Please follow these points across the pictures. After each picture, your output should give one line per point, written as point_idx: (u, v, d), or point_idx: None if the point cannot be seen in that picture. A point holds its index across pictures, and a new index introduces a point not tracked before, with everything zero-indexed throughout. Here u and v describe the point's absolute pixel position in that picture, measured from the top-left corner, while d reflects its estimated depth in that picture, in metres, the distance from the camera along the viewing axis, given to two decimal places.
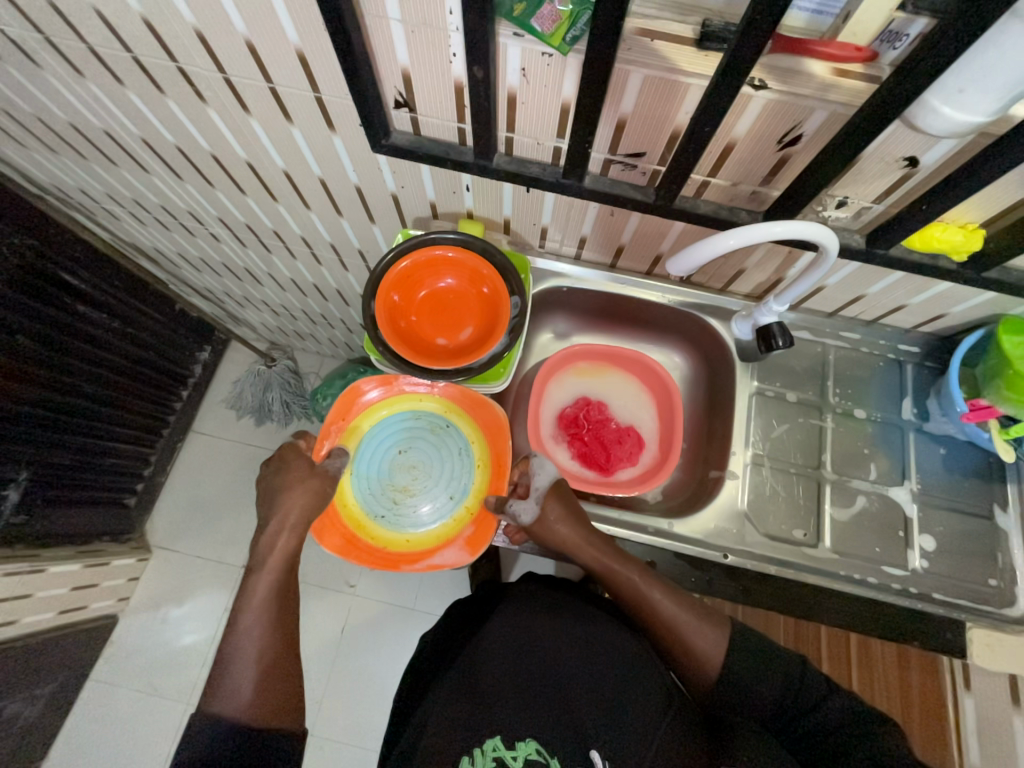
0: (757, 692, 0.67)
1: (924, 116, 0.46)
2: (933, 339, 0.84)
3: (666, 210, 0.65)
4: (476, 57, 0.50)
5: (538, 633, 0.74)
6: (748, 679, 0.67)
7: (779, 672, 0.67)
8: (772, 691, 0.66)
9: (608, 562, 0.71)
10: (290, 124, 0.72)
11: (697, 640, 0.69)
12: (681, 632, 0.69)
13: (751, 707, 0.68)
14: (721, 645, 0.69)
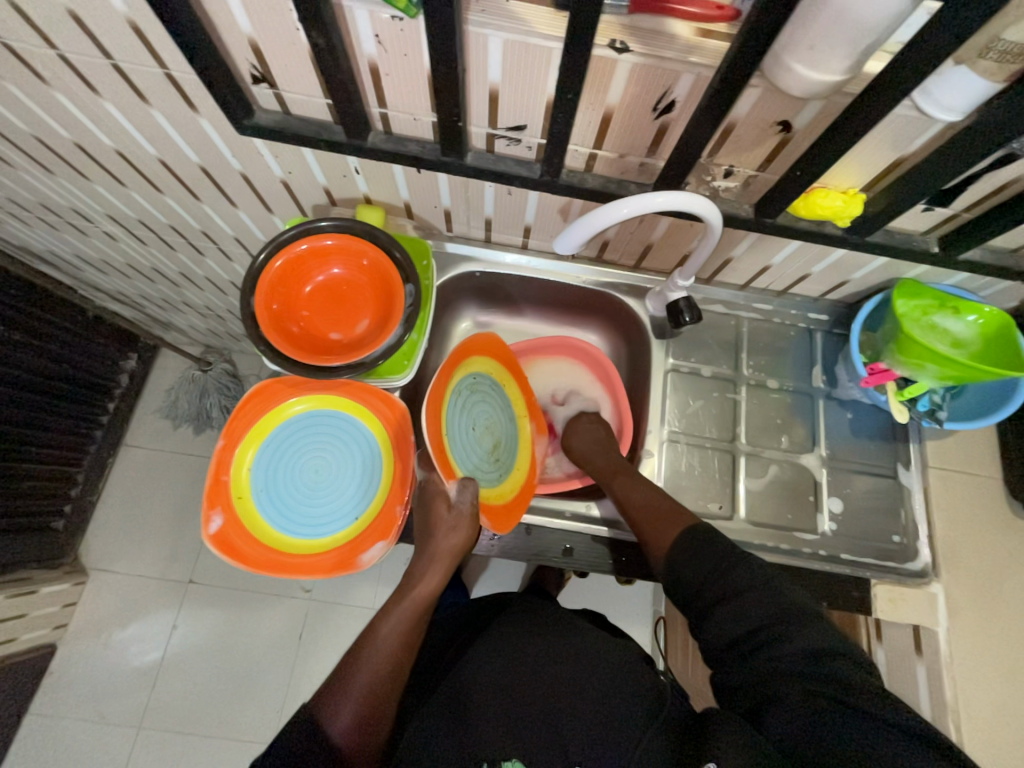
0: (686, 576, 0.62)
1: (782, 75, 0.45)
2: (840, 307, 0.85)
3: (555, 186, 0.63)
4: (312, 23, 0.46)
5: (522, 652, 0.73)
6: (679, 561, 0.63)
7: (715, 556, 0.62)
8: (697, 575, 0.61)
9: (594, 463, 0.78)
10: (149, 106, 0.66)
11: (656, 528, 0.67)
12: (643, 520, 0.68)
13: (683, 603, 0.62)
14: (673, 536, 0.65)
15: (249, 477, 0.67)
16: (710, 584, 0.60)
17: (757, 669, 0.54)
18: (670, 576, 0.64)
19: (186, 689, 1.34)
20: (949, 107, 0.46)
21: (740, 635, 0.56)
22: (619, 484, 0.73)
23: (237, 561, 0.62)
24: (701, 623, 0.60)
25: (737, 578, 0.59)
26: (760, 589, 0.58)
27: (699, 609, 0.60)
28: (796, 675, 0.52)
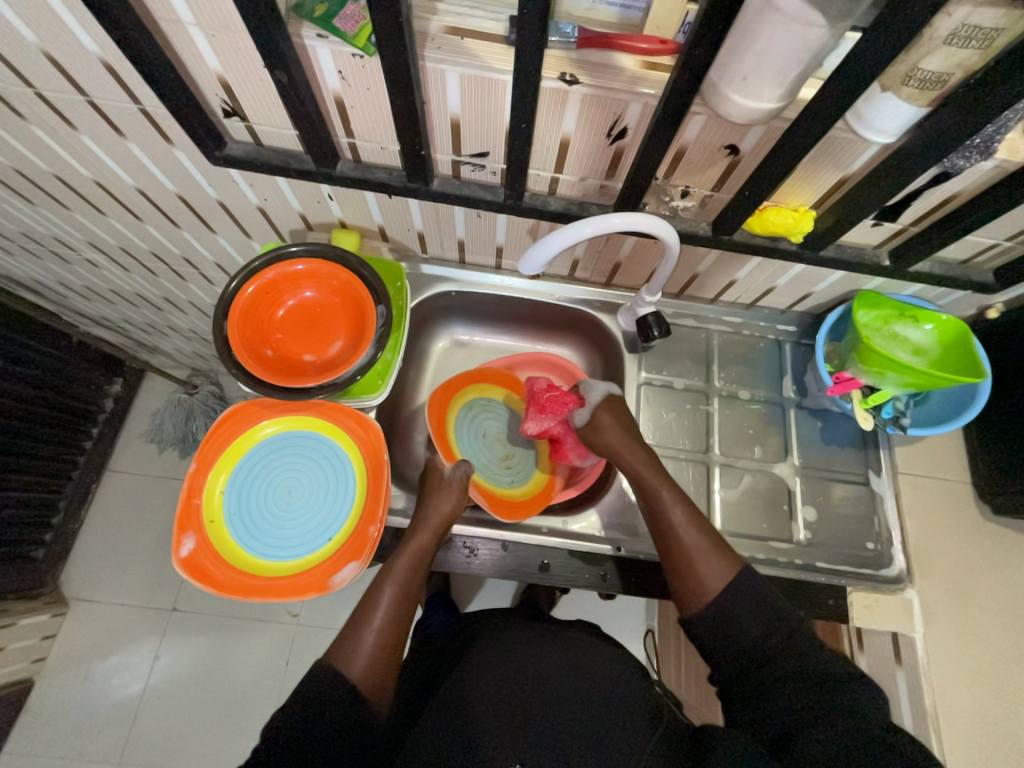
0: (741, 625, 0.60)
1: (721, 103, 0.48)
2: (807, 318, 0.88)
3: (519, 209, 0.66)
4: (274, 61, 0.48)
5: (526, 668, 0.70)
6: (732, 603, 0.61)
7: (768, 605, 0.61)
8: (752, 625, 0.60)
9: (637, 465, 0.71)
10: (125, 139, 0.68)
11: (708, 563, 0.64)
12: (696, 554, 0.64)
13: (720, 645, 0.61)
14: (729, 576, 0.63)
15: (222, 500, 0.67)
16: (763, 635, 0.59)
17: (796, 712, 0.53)
18: (716, 613, 0.61)
19: (169, 721, 1.30)
20: (882, 129, 0.49)
21: (791, 685, 0.55)
22: (673, 505, 0.68)
23: (212, 585, 0.62)
24: (743, 671, 0.58)
25: (788, 627, 0.59)
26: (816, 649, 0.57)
27: (746, 659, 0.58)
28: (835, 715, 0.51)
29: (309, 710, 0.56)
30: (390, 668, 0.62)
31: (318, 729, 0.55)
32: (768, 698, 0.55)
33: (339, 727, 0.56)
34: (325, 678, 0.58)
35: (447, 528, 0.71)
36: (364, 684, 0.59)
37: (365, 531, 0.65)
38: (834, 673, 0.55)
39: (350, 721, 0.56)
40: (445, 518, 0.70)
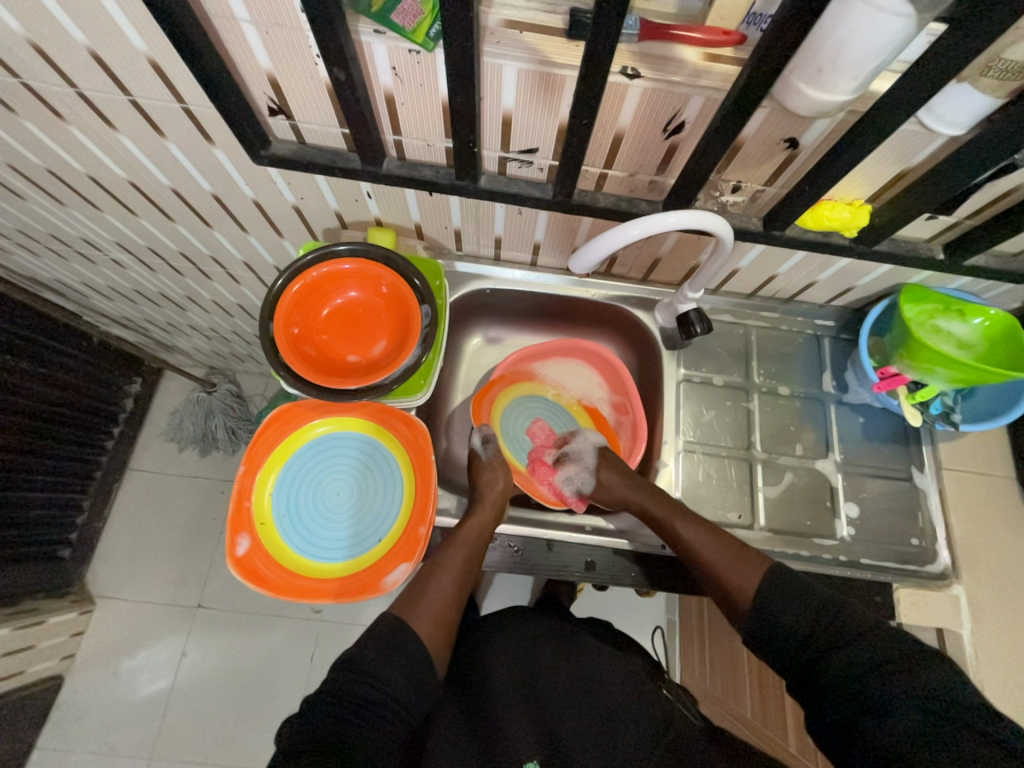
0: (784, 624, 0.58)
1: (790, 96, 0.47)
2: (846, 312, 0.87)
3: (567, 205, 0.65)
4: (333, 59, 0.47)
5: (545, 660, 0.68)
6: (773, 606, 0.59)
7: (814, 601, 0.58)
8: (799, 621, 0.57)
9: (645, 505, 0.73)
10: (165, 138, 0.67)
11: (734, 575, 0.63)
12: (723, 569, 0.64)
13: (775, 651, 0.58)
14: (758, 579, 0.62)
15: (271, 502, 0.67)
16: (813, 633, 0.56)
17: (861, 712, 0.50)
18: (762, 626, 0.59)
19: (198, 716, 1.32)
20: (952, 121, 0.48)
21: (856, 687, 0.51)
22: (684, 530, 0.68)
23: (268, 588, 0.62)
24: (805, 665, 0.56)
25: (844, 625, 0.55)
26: (872, 640, 0.53)
27: (804, 655, 0.56)
28: (912, 707, 0.48)
29: (382, 647, 0.57)
30: (448, 631, 0.63)
31: (391, 664, 0.56)
32: (832, 695, 0.52)
33: (408, 670, 0.56)
34: (392, 624, 0.60)
35: (506, 503, 0.74)
36: (428, 640, 0.60)
37: (415, 532, 0.65)
38: (902, 655, 0.52)
39: (415, 667, 0.57)
40: (500, 501, 0.74)
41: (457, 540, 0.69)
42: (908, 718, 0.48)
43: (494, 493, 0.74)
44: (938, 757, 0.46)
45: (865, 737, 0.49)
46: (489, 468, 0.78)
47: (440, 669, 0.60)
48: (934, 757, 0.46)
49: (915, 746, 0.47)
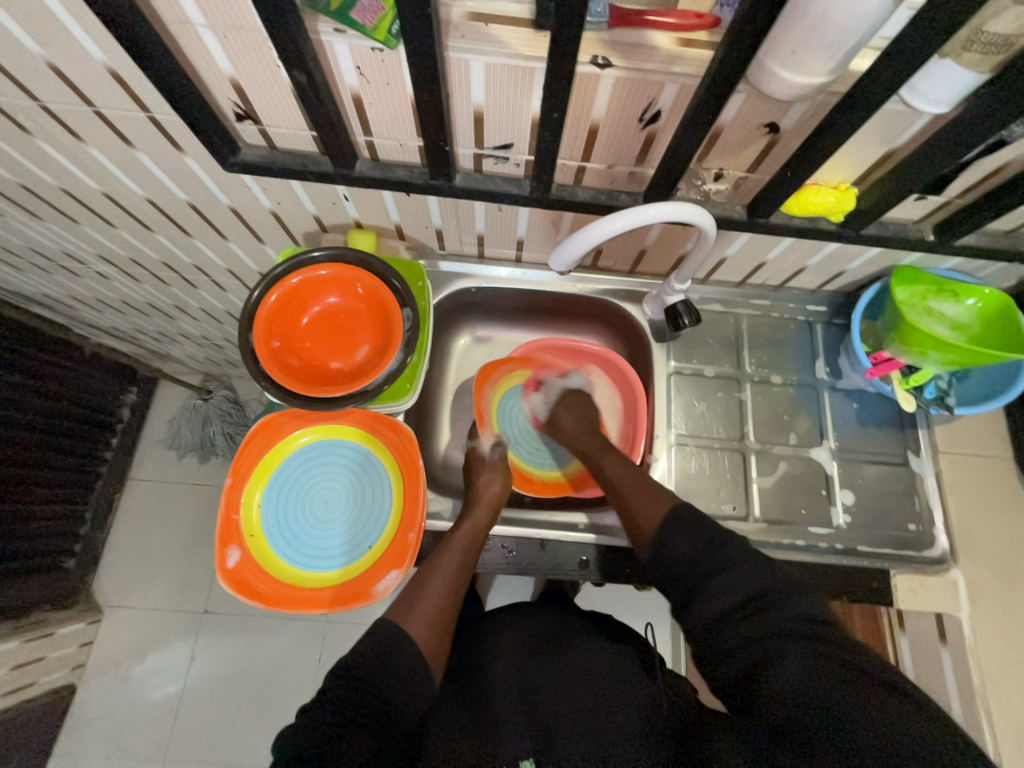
0: (674, 549, 0.59)
1: (767, 80, 0.46)
2: (838, 297, 0.85)
3: (546, 200, 0.63)
4: (292, 62, 0.46)
5: (539, 657, 0.68)
6: (669, 531, 0.60)
7: (704, 531, 0.59)
8: (689, 548, 0.58)
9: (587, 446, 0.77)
10: (134, 148, 0.65)
11: (643, 505, 0.64)
12: (636, 500, 0.65)
13: (665, 575, 0.59)
14: (665, 509, 0.62)
15: (259, 515, 0.67)
16: (698, 561, 0.57)
17: (752, 647, 0.51)
18: (657, 553, 0.60)
19: (210, 718, 1.33)
20: (937, 99, 0.47)
21: (743, 623, 0.52)
22: (611, 469, 0.71)
23: (262, 601, 0.62)
24: (690, 597, 0.56)
25: (729, 550, 0.57)
26: (750, 573, 0.55)
27: (689, 577, 0.57)
28: (790, 637, 0.50)
29: (377, 655, 0.57)
30: (445, 634, 0.63)
31: (385, 672, 0.56)
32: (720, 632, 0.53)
33: (402, 676, 0.56)
34: (388, 632, 0.59)
35: (501, 503, 0.74)
36: (424, 644, 0.60)
37: (404, 537, 0.65)
38: (779, 587, 0.54)
39: (411, 672, 0.57)
40: (495, 502, 0.73)
41: (450, 543, 0.69)
42: (788, 648, 0.49)
43: (488, 493, 0.74)
44: (820, 689, 0.47)
45: (753, 672, 0.50)
46: (486, 469, 0.78)
47: (436, 671, 0.59)
48: (810, 689, 0.47)
49: (797, 678, 0.48)
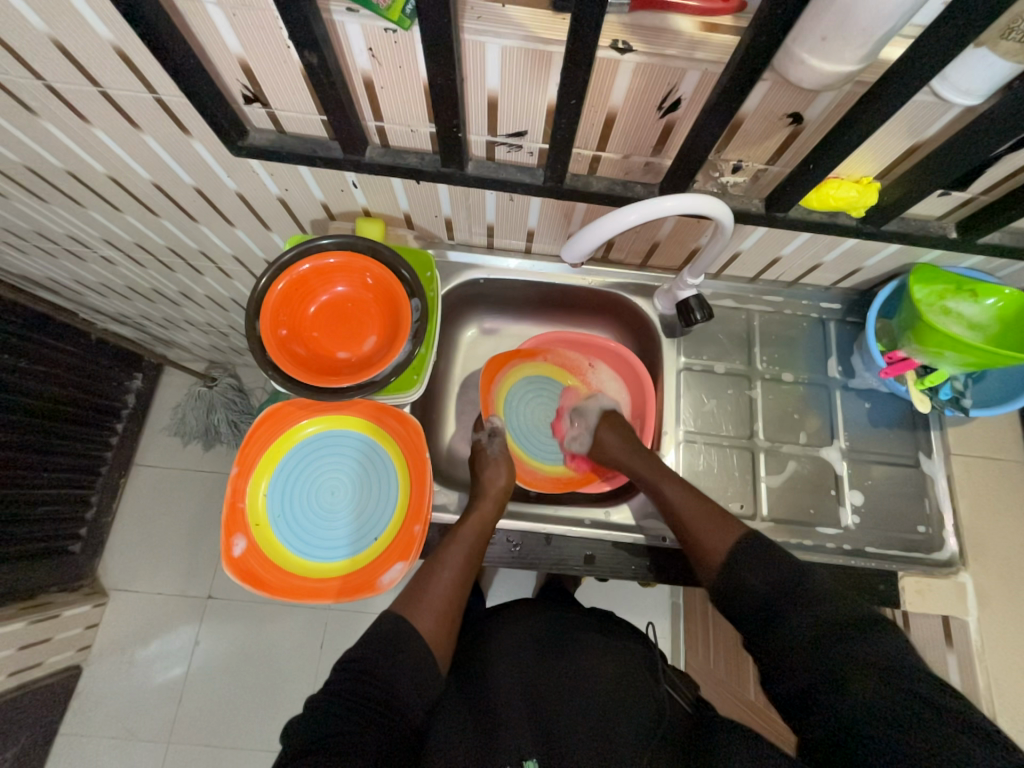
0: (748, 585, 0.58)
1: (793, 68, 0.44)
2: (853, 294, 0.84)
3: (559, 191, 0.62)
4: (303, 42, 0.44)
5: (543, 652, 0.68)
6: (742, 565, 0.59)
7: (783, 566, 0.58)
8: (766, 585, 0.57)
9: (634, 465, 0.74)
10: (141, 131, 0.64)
11: (708, 536, 0.63)
12: (697, 527, 0.64)
13: (739, 611, 0.59)
14: (732, 543, 0.61)
15: (265, 504, 0.67)
16: (778, 598, 0.56)
17: (821, 673, 0.51)
18: (728, 586, 0.60)
19: (214, 701, 1.35)
20: (969, 91, 0.45)
21: (812, 644, 0.52)
22: (671, 493, 0.68)
23: (267, 589, 0.62)
24: (767, 629, 0.56)
25: (808, 590, 0.56)
26: (834, 605, 0.54)
27: (765, 617, 0.56)
28: (870, 670, 0.49)
29: (381, 648, 0.57)
30: (450, 627, 0.63)
31: (392, 666, 0.55)
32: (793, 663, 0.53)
33: (407, 671, 0.56)
34: (394, 623, 0.59)
35: (508, 495, 0.74)
36: (430, 636, 0.60)
37: (410, 530, 0.65)
38: (862, 620, 0.53)
39: (416, 665, 0.57)
40: (502, 495, 0.73)
41: (457, 536, 0.68)
42: (868, 678, 0.49)
43: (495, 486, 0.74)
44: (896, 720, 0.46)
45: (820, 697, 0.50)
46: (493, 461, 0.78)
47: (442, 663, 0.59)
48: (886, 717, 0.47)
49: (873, 705, 0.47)
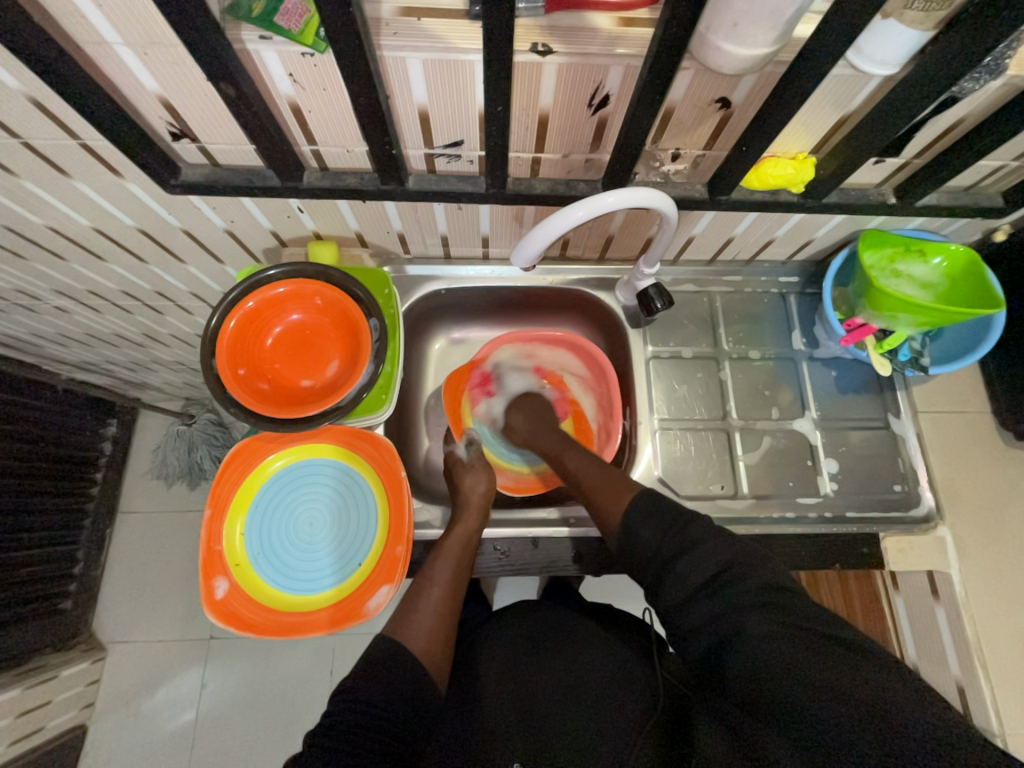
0: (636, 535, 0.56)
1: (711, 55, 0.44)
2: (809, 266, 0.85)
3: (503, 196, 0.62)
4: (217, 74, 0.44)
5: (540, 647, 0.67)
6: (631, 518, 0.57)
7: (668, 513, 0.56)
8: (650, 538, 0.55)
9: (547, 444, 0.77)
10: (70, 178, 0.63)
11: (608, 492, 0.63)
12: (596, 489, 0.65)
13: (635, 567, 0.56)
14: (627, 501, 0.60)
15: (243, 544, 0.65)
16: (663, 541, 0.54)
17: (721, 617, 0.48)
18: (623, 542, 0.58)
19: (226, 743, 1.32)
20: (884, 60, 0.46)
21: (699, 586, 0.50)
22: (576, 460, 0.71)
23: (256, 630, 0.61)
24: (660, 581, 0.53)
25: (692, 531, 0.54)
26: (714, 544, 0.52)
27: (653, 567, 0.54)
28: (754, 608, 0.47)
29: (377, 672, 0.55)
30: (446, 641, 0.62)
31: (385, 689, 0.54)
32: (681, 609, 0.50)
33: (402, 691, 0.55)
34: (385, 647, 0.58)
35: (491, 503, 0.74)
36: (424, 657, 0.59)
37: (393, 552, 0.65)
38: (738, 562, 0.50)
39: (412, 687, 0.55)
40: (485, 504, 0.73)
41: (443, 551, 0.68)
42: (744, 616, 0.46)
43: (479, 495, 0.74)
44: (784, 648, 0.43)
45: (721, 658, 0.46)
46: (471, 469, 0.78)
47: (438, 681, 0.58)
48: (770, 662, 0.43)
49: (762, 644, 0.44)
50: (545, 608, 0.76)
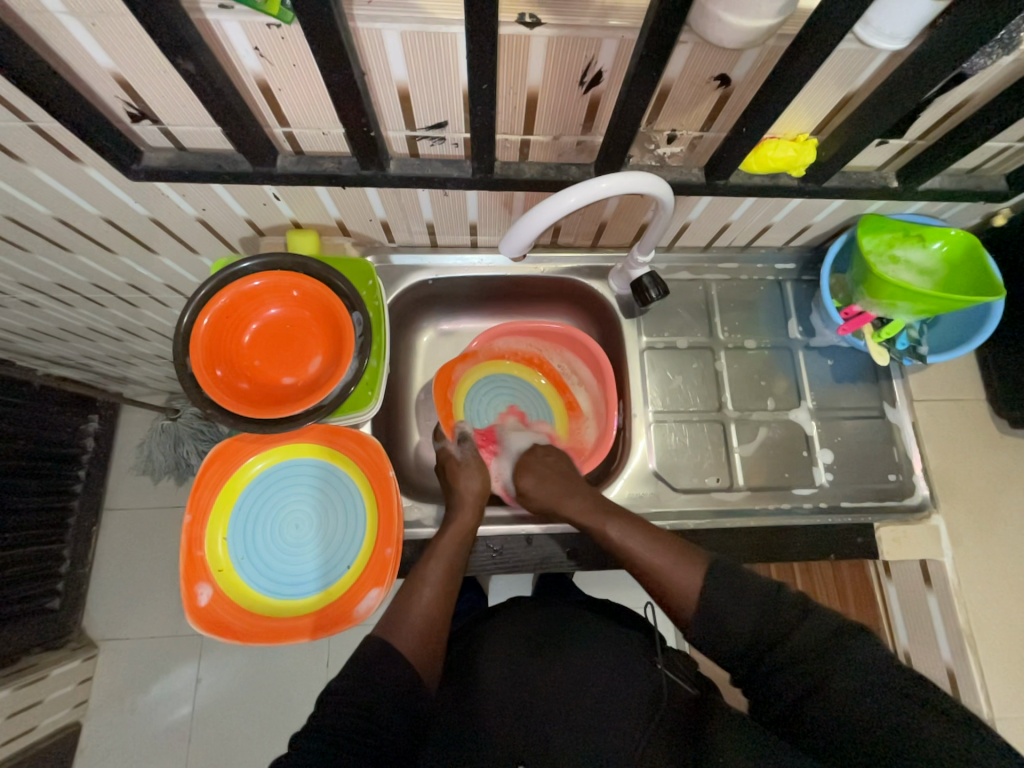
0: (733, 630, 0.52)
1: (710, 27, 0.41)
2: (805, 252, 0.83)
3: (491, 182, 0.59)
4: (173, 48, 0.40)
5: (539, 645, 0.66)
6: (722, 603, 0.53)
7: (744, 587, 0.54)
8: (748, 625, 0.52)
9: (578, 510, 0.68)
10: (25, 163, 0.58)
11: (676, 574, 0.57)
12: (660, 568, 0.58)
13: (724, 657, 0.53)
14: (701, 581, 0.56)
15: (226, 548, 0.63)
16: (758, 638, 0.51)
17: (805, 683, 0.48)
18: (714, 629, 0.53)
19: (223, 737, 1.31)
20: (891, 34, 0.43)
21: (786, 663, 0.49)
22: (621, 531, 0.63)
23: (241, 635, 0.60)
24: (753, 667, 0.51)
25: (785, 618, 0.51)
26: (810, 625, 0.50)
27: (748, 657, 0.51)
28: (846, 678, 0.47)
29: (367, 673, 0.54)
30: (438, 642, 0.61)
31: (375, 690, 0.53)
32: (770, 678, 0.50)
33: (393, 692, 0.53)
34: (377, 650, 0.56)
35: (485, 500, 0.72)
36: (414, 657, 0.57)
37: (382, 554, 0.63)
38: (832, 638, 0.49)
39: (403, 688, 0.54)
40: (479, 502, 0.71)
41: (435, 549, 0.66)
42: (818, 662, 0.48)
43: (472, 492, 0.72)
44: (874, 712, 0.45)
45: (804, 711, 0.48)
46: (469, 470, 0.75)
47: (429, 680, 0.57)
48: (852, 721, 0.45)
49: (851, 713, 0.45)
50: (542, 604, 0.75)
